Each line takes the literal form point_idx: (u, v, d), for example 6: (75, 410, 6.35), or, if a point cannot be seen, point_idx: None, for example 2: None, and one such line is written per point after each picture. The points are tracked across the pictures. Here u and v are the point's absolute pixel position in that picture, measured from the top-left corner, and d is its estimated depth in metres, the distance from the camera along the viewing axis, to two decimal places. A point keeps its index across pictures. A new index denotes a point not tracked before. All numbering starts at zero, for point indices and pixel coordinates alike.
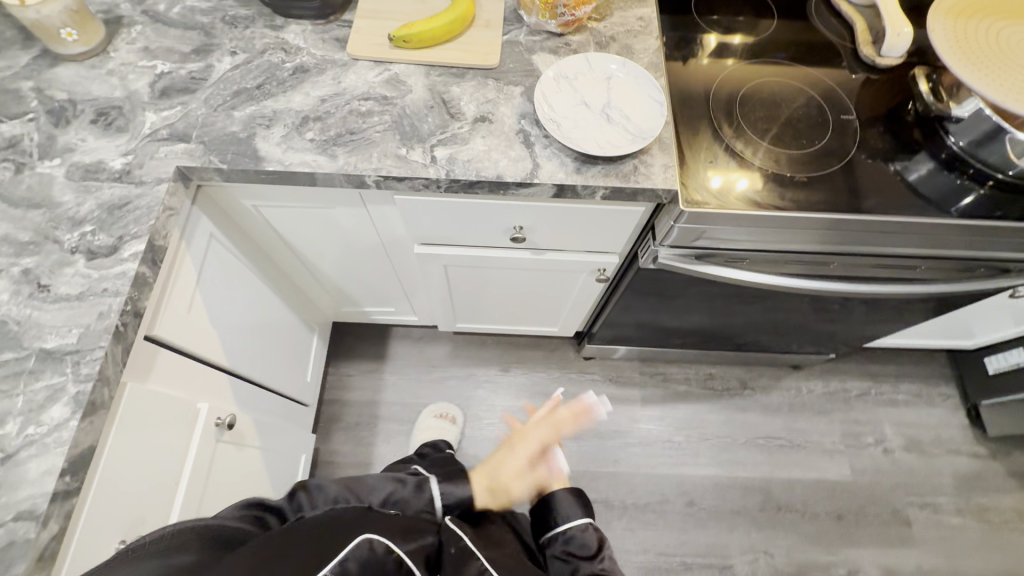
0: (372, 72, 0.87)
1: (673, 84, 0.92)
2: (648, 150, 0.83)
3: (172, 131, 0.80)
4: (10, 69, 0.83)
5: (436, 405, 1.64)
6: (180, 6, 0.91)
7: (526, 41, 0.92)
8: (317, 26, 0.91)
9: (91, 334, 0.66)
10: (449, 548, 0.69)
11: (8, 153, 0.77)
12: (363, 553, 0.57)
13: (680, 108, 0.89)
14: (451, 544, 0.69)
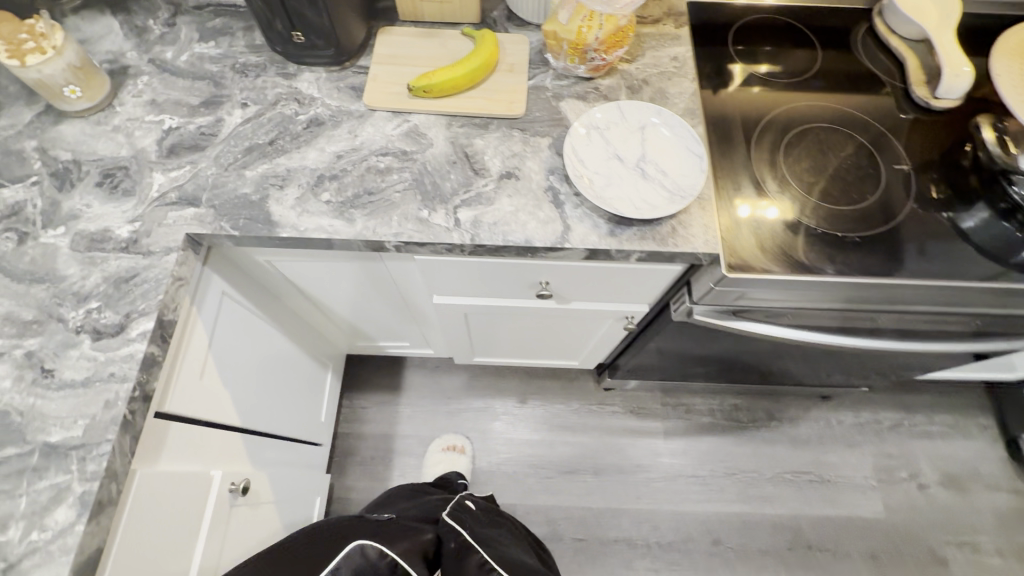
0: (391, 123, 0.82)
1: (712, 130, 0.85)
2: (686, 208, 0.77)
3: (181, 194, 0.76)
4: (13, 127, 0.80)
5: (451, 437, 1.59)
6: (188, 54, 0.87)
7: (553, 86, 0.86)
8: (332, 73, 0.86)
9: (97, 426, 0.62)
10: (449, 544, 0.85)
11: (10, 222, 0.73)
12: (357, 558, 0.73)
13: (720, 158, 0.83)
14: (451, 539, 0.86)
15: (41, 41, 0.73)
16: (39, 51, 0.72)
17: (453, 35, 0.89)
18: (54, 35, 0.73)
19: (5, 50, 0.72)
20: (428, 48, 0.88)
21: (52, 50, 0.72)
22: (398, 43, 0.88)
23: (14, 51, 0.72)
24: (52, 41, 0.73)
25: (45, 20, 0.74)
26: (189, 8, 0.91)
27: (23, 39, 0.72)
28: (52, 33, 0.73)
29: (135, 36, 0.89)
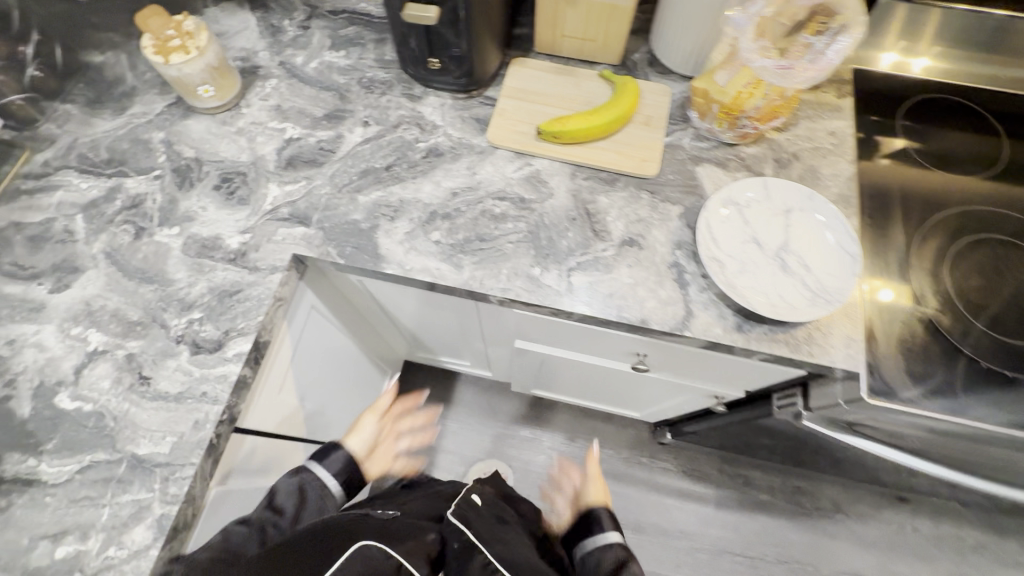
0: (512, 165, 0.77)
1: (868, 223, 0.75)
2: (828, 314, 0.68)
3: (293, 211, 0.74)
4: (144, 116, 0.81)
5: (488, 462, 1.59)
6: (318, 61, 0.85)
7: (691, 148, 0.79)
8: (458, 101, 0.82)
9: (184, 446, 0.61)
10: (450, 545, 0.63)
11: (130, 215, 0.74)
12: (362, 561, 0.54)
13: (874, 258, 0.72)
14: (455, 540, 0.63)
15: (184, 40, 0.72)
16: (181, 50, 0.72)
17: (589, 75, 0.83)
18: (198, 35, 0.73)
19: (153, 46, 0.72)
20: (561, 86, 0.82)
21: (193, 50, 0.72)
22: (530, 77, 0.83)
23: (159, 47, 0.72)
24: (194, 41, 0.72)
25: (193, 19, 0.74)
26: (324, 12, 0.90)
27: (170, 38, 0.72)
28: (196, 33, 0.73)
29: (269, 35, 0.88)
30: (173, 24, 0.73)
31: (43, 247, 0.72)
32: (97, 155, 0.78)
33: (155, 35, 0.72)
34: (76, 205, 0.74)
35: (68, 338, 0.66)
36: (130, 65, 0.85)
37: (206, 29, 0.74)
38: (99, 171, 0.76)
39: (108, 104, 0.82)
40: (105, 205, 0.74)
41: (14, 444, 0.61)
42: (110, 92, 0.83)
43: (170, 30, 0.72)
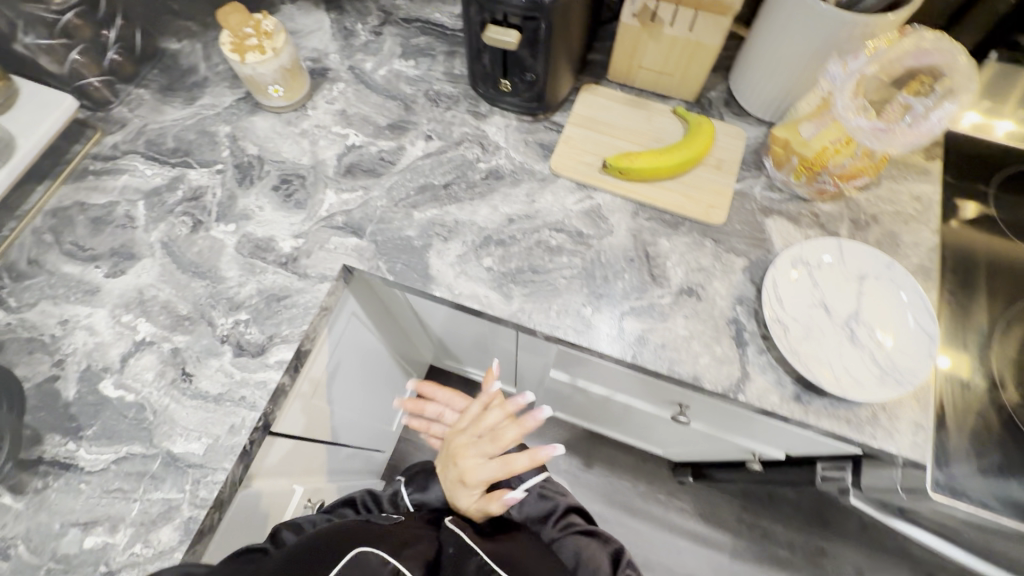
0: (572, 196, 0.75)
1: (950, 299, 0.70)
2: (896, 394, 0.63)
3: (347, 220, 0.73)
4: (213, 108, 0.81)
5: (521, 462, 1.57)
6: (387, 68, 0.85)
7: (762, 197, 0.75)
8: (523, 123, 0.80)
9: (218, 450, 0.61)
10: (444, 550, 0.58)
11: (189, 207, 0.74)
12: (356, 567, 0.52)
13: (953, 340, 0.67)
14: (451, 544, 0.59)
15: (262, 41, 0.72)
16: (258, 50, 0.72)
17: (661, 110, 0.80)
18: (276, 37, 0.73)
19: (231, 43, 0.72)
20: (631, 119, 0.79)
21: (269, 52, 0.72)
22: (600, 106, 0.80)
23: (237, 46, 0.72)
24: (272, 43, 0.72)
25: (272, 19, 0.74)
26: (398, 20, 0.89)
27: (248, 37, 0.72)
28: (275, 35, 0.73)
29: (342, 38, 0.87)
30: (253, 23, 0.73)
31: (104, 230, 0.73)
32: (164, 143, 0.78)
33: (235, 33, 0.72)
34: (139, 192, 0.75)
35: (118, 325, 0.67)
36: (204, 56, 0.86)
37: (284, 30, 0.74)
38: (165, 160, 0.77)
39: (179, 93, 0.83)
40: (167, 195, 0.75)
41: (56, 425, 0.62)
42: (182, 80, 0.84)
43: (249, 29, 0.72)
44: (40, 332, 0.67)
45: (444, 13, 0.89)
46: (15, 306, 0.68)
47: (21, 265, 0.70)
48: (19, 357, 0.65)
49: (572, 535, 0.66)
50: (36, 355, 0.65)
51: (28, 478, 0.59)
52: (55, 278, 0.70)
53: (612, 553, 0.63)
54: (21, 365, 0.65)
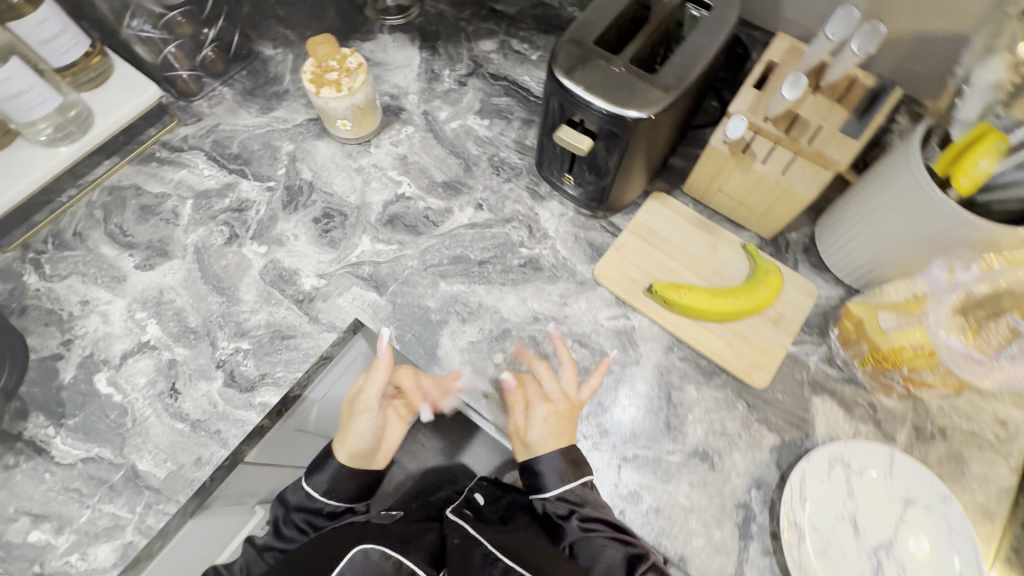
0: (608, 309, 0.70)
1: None
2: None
3: (373, 273, 0.71)
4: (284, 123, 0.82)
5: None
6: (460, 122, 0.82)
7: (816, 370, 0.67)
8: (580, 216, 0.75)
9: (177, 479, 0.60)
10: (451, 540, 0.59)
11: (231, 217, 0.75)
12: (359, 565, 0.55)
13: None
14: (456, 533, 0.60)
15: (341, 77, 0.71)
16: (335, 87, 0.71)
17: (730, 240, 0.73)
18: (355, 76, 0.72)
19: (312, 74, 0.72)
20: (694, 242, 0.73)
21: (344, 90, 0.71)
22: (664, 219, 0.74)
23: (316, 77, 0.71)
24: (349, 81, 0.71)
25: (358, 56, 0.73)
26: (485, 73, 0.87)
27: (329, 71, 0.71)
28: (354, 73, 0.72)
29: (426, 79, 0.86)
30: (337, 57, 0.72)
31: (148, 220, 0.74)
32: (229, 147, 0.80)
33: (318, 65, 0.72)
34: (191, 190, 0.76)
35: (131, 320, 0.68)
36: (293, 67, 0.87)
37: (365, 69, 0.73)
38: (224, 164, 0.79)
39: (258, 99, 0.84)
40: (215, 200, 0.76)
41: (43, 406, 0.63)
42: (265, 87, 0.85)
43: (332, 63, 0.72)
44: (61, 307, 0.68)
45: (534, 78, 0.86)
46: (48, 274, 0.70)
47: (66, 235, 0.73)
48: (35, 326, 0.67)
49: (606, 554, 0.54)
50: (50, 329, 0.67)
51: (1, 452, 0.60)
52: (91, 256, 0.72)
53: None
54: (34, 334, 0.67)
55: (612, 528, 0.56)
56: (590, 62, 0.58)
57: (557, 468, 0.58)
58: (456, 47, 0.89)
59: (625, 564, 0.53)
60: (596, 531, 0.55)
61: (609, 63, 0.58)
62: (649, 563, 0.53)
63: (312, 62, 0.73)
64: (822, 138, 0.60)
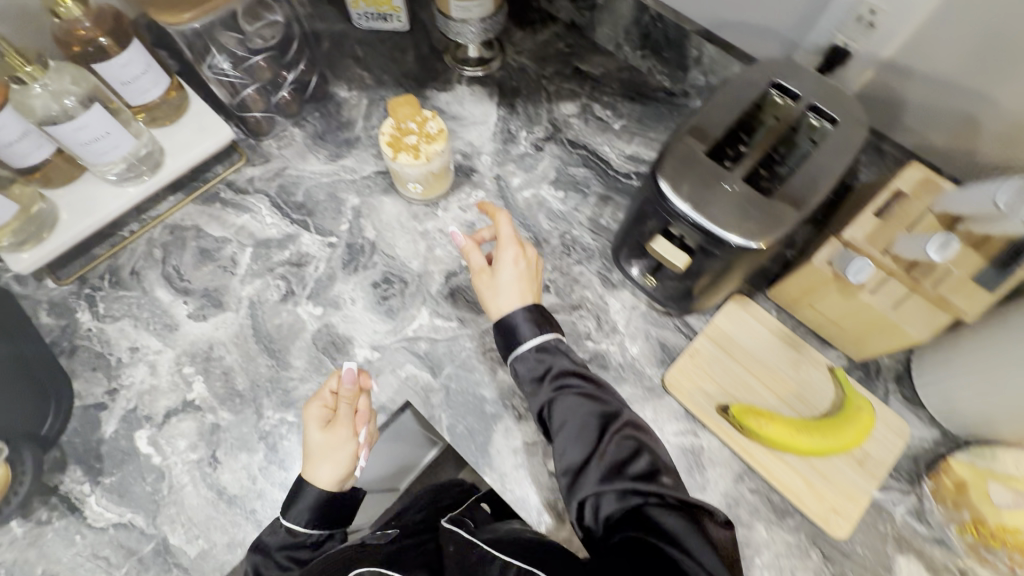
0: (675, 423, 0.64)
1: None
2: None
3: (429, 351, 0.68)
4: (352, 174, 0.79)
5: None
6: (533, 191, 0.78)
7: (903, 523, 0.60)
8: (653, 311, 0.70)
9: (207, 560, 0.57)
10: (448, 548, 0.57)
11: (288, 271, 0.72)
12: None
13: None
14: (450, 542, 0.57)
15: (419, 144, 0.68)
16: (412, 154, 0.68)
17: (816, 360, 0.66)
18: (434, 143, 0.68)
19: (389, 137, 0.69)
20: (774, 356, 0.67)
21: (422, 159, 0.68)
22: (744, 327, 0.68)
23: (394, 141, 0.68)
24: (428, 149, 0.68)
25: (438, 119, 0.70)
26: (564, 139, 0.82)
27: (408, 135, 0.68)
28: (434, 139, 0.68)
29: (501, 140, 0.82)
30: (417, 120, 0.68)
31: (205, 266, 0.72)
32: (294, 194, 0.78)
33: (397, 127, 0.68)
34: (252, 237, 0.74)
35: (178, 375, 0.66)
36: (366, 113, 0.84)
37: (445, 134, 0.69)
38: (288, 212, 0.76)
39: (328, 144, 0.81)
40: (275, 250, 0.73)
41: (81, 459, 0.61)
42: (336, 132, 0.82)
43: (411, 127, 0.68)
44: (110, 352, 0.67)
45: (614, 150, 0.82)
46: (102, 313, 0.69)
47: (124, 273, 0.71)
48: (82, 370, 0.66)
49: (581, 415, 0.56)
50: (97, 374, 0.66)
51: (36, 506, 0.59)
52: (145, 299, 0.70)
53: (657, 462, 0.52)
54: (81, 378, 0.66)
55: (581, 386, 0.58)
56: (698, 175, 0.52)
57: (528, 318, 0.60)
58: (536, 107, 0.85)
59: (596, 420, 0.55)
60: (565, 395, 0.57)
61: (721, 179, 0.52)
62: (622, 420, 0.55)
63: (390, 121, 0.69)
64: (948, 283, 0.53)
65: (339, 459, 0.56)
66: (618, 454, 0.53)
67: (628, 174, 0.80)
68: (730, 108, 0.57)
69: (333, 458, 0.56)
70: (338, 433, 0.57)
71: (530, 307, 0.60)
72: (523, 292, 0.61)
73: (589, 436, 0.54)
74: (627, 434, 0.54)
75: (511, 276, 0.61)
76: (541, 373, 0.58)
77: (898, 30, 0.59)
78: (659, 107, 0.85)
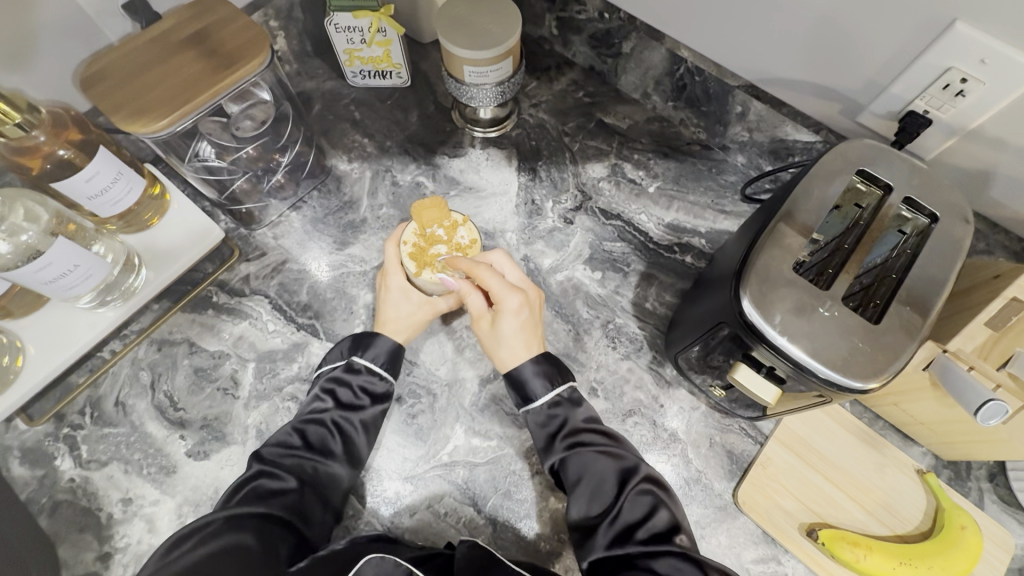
0: (755, 549, 0.58)
1: None
2: None
3: (468, 479, 0.60)
4: (361, 263, 0.70)
5: None
6: (567, 273, 0.70)
7: None
8: (714, 411, 0.63)
9: None
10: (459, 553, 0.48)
11: (300, 389, 0.63)
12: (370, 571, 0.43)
13: None
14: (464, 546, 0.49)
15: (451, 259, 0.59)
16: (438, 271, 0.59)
17: (902, 463, 0.60)
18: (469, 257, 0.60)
19: (412, 248, 0.60)
20: (857, 461, 0.60)
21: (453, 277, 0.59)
22: (820, 428, 0.61)
23: (419, 254, 0.59)
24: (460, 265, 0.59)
25: (469, 225, 0.61)
26: (596, 208, 0.74)
27: (436, 246, 0.60)
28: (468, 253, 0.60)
29: (526, 213, 0.74)
30: (446, 228, 0.61)
31: (203, 390, 0.63)
32: (298, 294, 0.68)
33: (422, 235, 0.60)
34: (254, 349, 0.65)
35: None
36: (371, 188, 0.75)
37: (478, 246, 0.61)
38: (292, 316, 0.67)
39: (330, 229, 0.72)
40: (282, 364, 0.65)
41: None
42: (338, 213, 0.73)
43: (440, 238, 0.60)
44: (99, 507, 0.58)
45: (652, 218, 0.74)
46: (86, 458, 0.60)
47: (107, 405, 0.62)
48: (68, 533, 0.57)
49: (597, 472, 0.50)
50: (85, 536, 0.57)
51: None
52: (135, 436, 0.61)
53: (676, 520, 0.47)
54: (66, 543, 0.57)
55: (600, 441, 0.52)
56: (790, 298, 0.45)
57: (540, 373, 0.55)
58: (560, 171, 0.76)
59: (616, 478, 0.50)
60: (582, 450, 0.52)
61: (818, 303, 0.45)
62: (641, 474, 0.50)
63: (413, 227, 0.61)
64: None
65: (418, 323, 0.61)
66: (634, 512, 0.47)
67: (670, 245, 0.72)
68: (812, 207, 0.48)
69: (417, 319, 0.60)
70: (426, 305, 0.61)
71: (541, 357, 0.56)
72: (529, 341, 0.56)
73: (606, 494, 0.49)
74: (645, 489, 0.49)
75: (511, 328, 0.56)
76: (554, 430, 0.53)
77: (991, 102, 0.50)
78: (695, 163, 0.76)
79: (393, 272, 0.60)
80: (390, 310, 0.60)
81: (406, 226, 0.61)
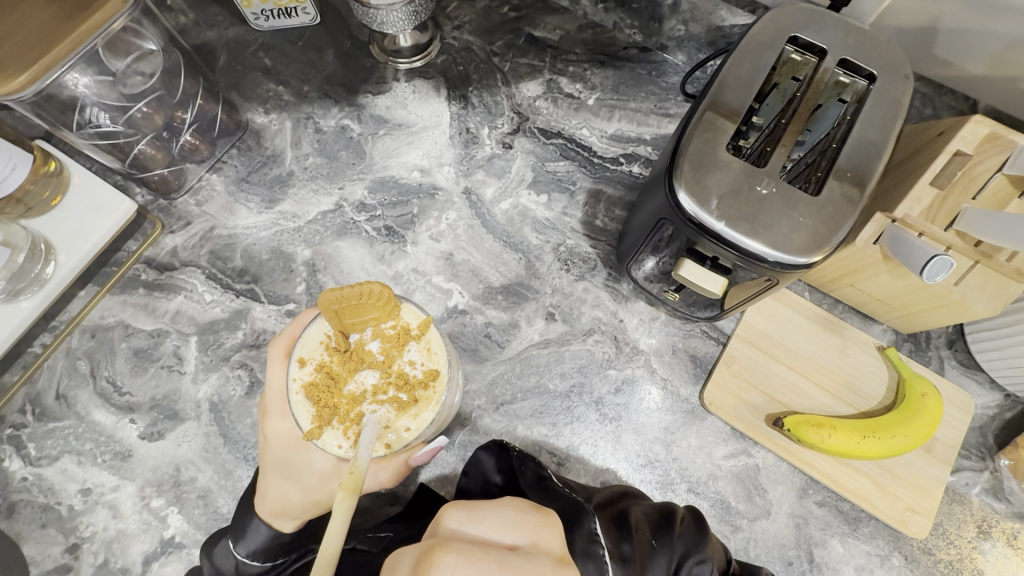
0: (724, 446, 0.58)
1: None
2: (943, 466, 0.55)
3: None
4: (294, 220, 0.66)
5: None
6: (512, 200, 0.67)
7: (978, 505, 0.55)
8: (675, 319, 0.62)
9: None
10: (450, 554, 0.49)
11: (247, 356, 0.61)
12: None
13: None
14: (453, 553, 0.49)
15: (384, 411, 0.44)
16: (353, 429, 0.44)
17: (863, 341, 0.59)
18: (422, 410, 0.45)
19: (313, 379, 0.45)
20: (817, 346, 0.59)
21: (380, 448, 0.44)
22: (780, 320, 0.60)
23: (326, 390, 0.44)
24: (395, 424, 0.44)
25: (417, 334, 0.46)
26: (534, 128, 0.70)
27: (359, 372, 0.45)
28: (419, 400, 0.45)
29: (462, 143, 0.69)
30: (384, 344, 0.46)
31: (145, 371, 0.60)
32: (231, 260, 0.65)
33: (344, 349, 0.46)
34: (193, 323, 0.62)
35: (146, 511, 0.56)
36: (294, 139, 0.70)
37: (438, 386, 0.45)
38: (228, 283, 0.64)
39: (256, 188, 0.67)
40: (225, 333, 0.62)
41: None
42: (261, 169, 0.68)
43: (371, 357, 0.46)
44: (57, 500, 0.56)
45: (594, 131, 0.69)
46: (35, 456, 0.58)
47: (48, 400, 0.59)
48: (30, 530, 0.56)
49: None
50: (49, 531, 0.56)
51: None
52: (84, 427, 0.59)
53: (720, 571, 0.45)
54: (30, 540, 0.55)
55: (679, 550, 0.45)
56: (730, 177, 0.43)
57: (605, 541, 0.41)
58: (492, 94, 0.71)
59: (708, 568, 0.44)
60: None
61: (755, 182, 0.42)
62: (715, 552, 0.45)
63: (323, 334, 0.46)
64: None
65: (313, 505, 0.50)
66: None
67: (615, 157, 0.68)
68: (744, 86, 0.45)
69: (313, 501, 0.49)
70: (329, 485, 0.49)
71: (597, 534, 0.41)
72: None
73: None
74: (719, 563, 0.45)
75: None
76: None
77: None
78: (635, 68, 0.70)
79: (278, 415, 0.50)
80: (279, 483, 0.50)
81: (312, 325, 0.47)
